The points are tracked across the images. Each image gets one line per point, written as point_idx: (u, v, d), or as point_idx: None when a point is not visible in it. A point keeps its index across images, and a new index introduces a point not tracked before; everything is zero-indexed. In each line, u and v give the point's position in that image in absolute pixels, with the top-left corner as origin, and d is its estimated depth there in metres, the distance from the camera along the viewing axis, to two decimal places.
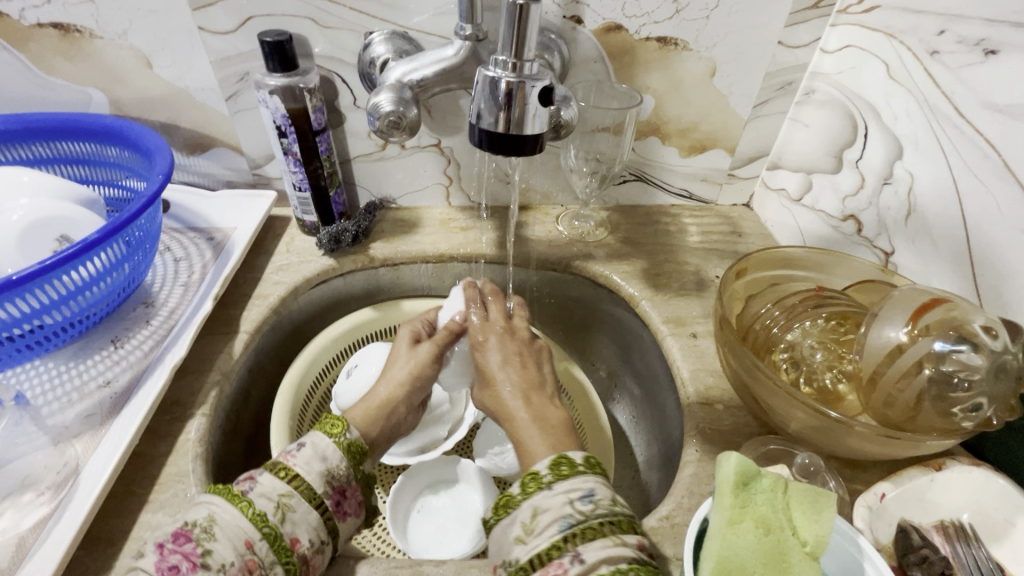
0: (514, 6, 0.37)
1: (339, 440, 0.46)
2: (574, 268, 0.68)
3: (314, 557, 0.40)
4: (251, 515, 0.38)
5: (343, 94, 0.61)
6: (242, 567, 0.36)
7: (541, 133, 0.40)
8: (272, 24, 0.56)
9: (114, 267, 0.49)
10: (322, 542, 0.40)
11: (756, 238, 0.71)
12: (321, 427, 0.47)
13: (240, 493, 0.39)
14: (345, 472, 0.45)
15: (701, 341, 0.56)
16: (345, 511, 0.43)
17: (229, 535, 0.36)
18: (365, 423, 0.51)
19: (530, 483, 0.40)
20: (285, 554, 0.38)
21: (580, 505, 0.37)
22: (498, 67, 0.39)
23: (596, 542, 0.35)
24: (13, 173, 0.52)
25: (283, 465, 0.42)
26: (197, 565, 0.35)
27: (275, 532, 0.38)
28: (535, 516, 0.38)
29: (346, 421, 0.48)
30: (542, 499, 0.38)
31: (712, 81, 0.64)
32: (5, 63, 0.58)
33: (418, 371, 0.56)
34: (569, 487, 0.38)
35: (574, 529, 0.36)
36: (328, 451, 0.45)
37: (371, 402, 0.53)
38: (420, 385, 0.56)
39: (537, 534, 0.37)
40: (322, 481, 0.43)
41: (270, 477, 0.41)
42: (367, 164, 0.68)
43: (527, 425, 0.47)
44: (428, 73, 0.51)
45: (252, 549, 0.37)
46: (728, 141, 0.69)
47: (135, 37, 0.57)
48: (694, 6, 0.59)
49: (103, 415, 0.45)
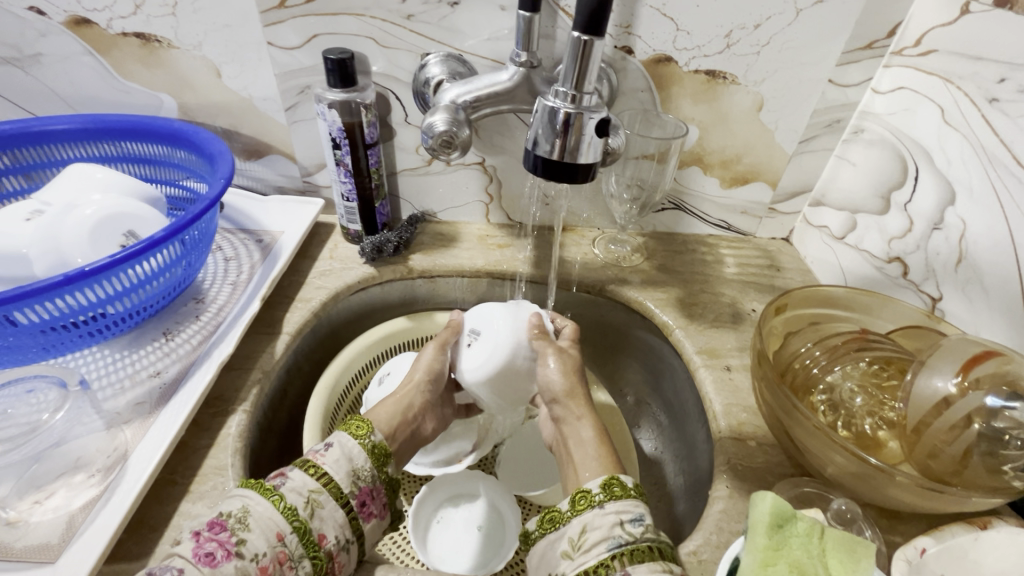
0: (577, 40, 0.36)
1: (365, 441, 0.47)
2: (608, 292, 0.68)
3: (339, 555, 0.41)
4: (282, 509, 0.39)
5: (395, 110, 0.64)
6: (274, 558, 0.37)
7: (594, 162, 0.40)
8: (335, 42, 0.59)
9: (171, 265, 0.52)
10: (348, 541, 0.42)
11: (795, 274, 0.71)
12: (346, 428, 0.48)
13: (271, 487, 0.40)
14: (369, 472, 0.46)
15: (735, 376, 0.56)
16: (370, 512, 0.45)
17: (262, 526, 0.38)
18: (387, 424, 0.53)
19: (580, 500, 0.41)
20: (313, 548, 0.39)
21: (629, 526, 0.38)
22: (557, 97, 0.39)
23: (644, 565, 0.36)
24: (87, 171, 0.56)
25: (312, 463, 0.44)
26: (232, 553, 0.36)
27: (304, 526, 0.40)
28: (583, 533, 0.39)
29: (371, 423, 0.49)
30: (592, 517, 0.40)
31: (759, 115, 0.64)
32: (87, 67, 0.62)
33: (429, 369, 0.57)
34: (620, 508, 0.40)
35: (623, 548, 0.37)
36: (355, 452, 0.46)
37: (389, 403, 0.55)
38: (435, 380, 0.57)
39: (584, 550, 0.39)
40: (349, 480, 0.44)
41: (299, 472, 0.42)
42: (412, 179, 0.70)
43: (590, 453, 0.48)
44: (481, 94, 0.52)
45: (282, 541, 0.38)
46: (771, 174, 0.69)
47: (207, 49, 0.60)
48: (746, 42, 0.59)
49: (153, 403, 0.47)
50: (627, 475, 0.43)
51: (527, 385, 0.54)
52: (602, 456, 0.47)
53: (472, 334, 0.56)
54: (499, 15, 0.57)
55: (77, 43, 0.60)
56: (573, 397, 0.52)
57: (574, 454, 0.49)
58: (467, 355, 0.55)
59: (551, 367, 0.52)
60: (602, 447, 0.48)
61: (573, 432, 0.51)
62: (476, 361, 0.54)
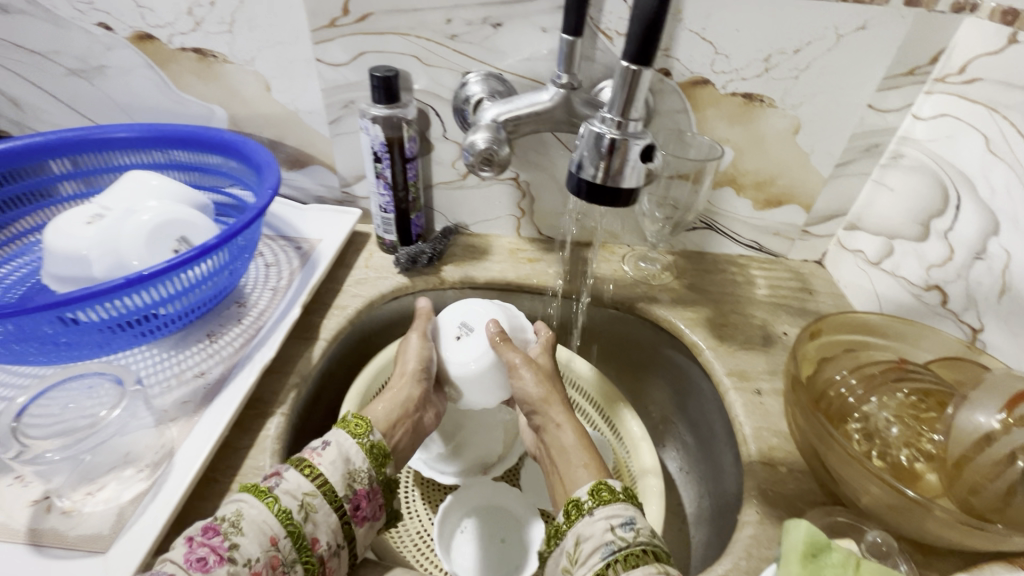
0: (626, 70, 0.37)
1: (363, 442, 0.48)
2: (637, 309, 0.68)
3: (331, 560, 0.42)
4: (276, 512, 0.40)
5: (435, 125, 0.66)
6: (266, 562, 0.38)
7: (637, 186, 0.41)
8: (381, 60, 0.61)
9: (219, 271, 0.54)
10: (339, 546, 0.43)
11: (827, 297, 0.70)
12: (345, 427, 0.49)
13: (266, 489, 0.41)
14: (366, 474, 0.47)
15: (766, 400, 0.55)
16: (363, 516, 0.45)
17: (254, 530, 0.39)
18: (386, 420, 0.52)
19: (572, 511, 0.44)
20: (305, 554, 0.40)
21: (619, 531, 0.40)
22: (603, 122, 0.40)
23: (639, 569, 0.37)
24: (143, 178, 0.58)
25: (308, 463, 0.44)
26: (223, 558, 0.36)
27: (298, 531, 0.40)
28: (578, 544, 0.41)
29: (370, 424, 0.50)
30: (584, 527, 0.42)
31: (795, 138, 0.64)
32: (146, 79, 0.66)
33: (421, 358, 0.57)
34: (609, 514, 0.41)
35: (616, 555, 0.39)
36: (352, 452, 0.47)
37: (386, 396, 0.54)
38: (428, 368, 0.57)
39: (581, 563, 0.40)
40: (344, 483, 0.45)
41: (295, 474, 0.43)
42: (447, 192, 0.72)
43: (576, 457, 0.50)
44: (522, 113, 0.53)
45: (275, 546, 0.39)
46: (805, 197, 0.69)
47: (259, 64, 0.63)
48: (785, 66, 0.59)
49: (198, 403, 0.49)
50: (616, 479, 0.45)
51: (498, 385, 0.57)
52: (588, 463, 0.49)
53: (463, 328, 0.58)
54: (540, 36, 0.59)
55: (139, 57, 0.64)
56: (549, 403, 0.54)
57: (559, 462, 0.51)
58: (455, 348, 0.58)
59: (525, 378, 0.54)
60: (588, 453, 0.50)
61: (555, 440, 0.52)
62: (466, 355, 0.57)
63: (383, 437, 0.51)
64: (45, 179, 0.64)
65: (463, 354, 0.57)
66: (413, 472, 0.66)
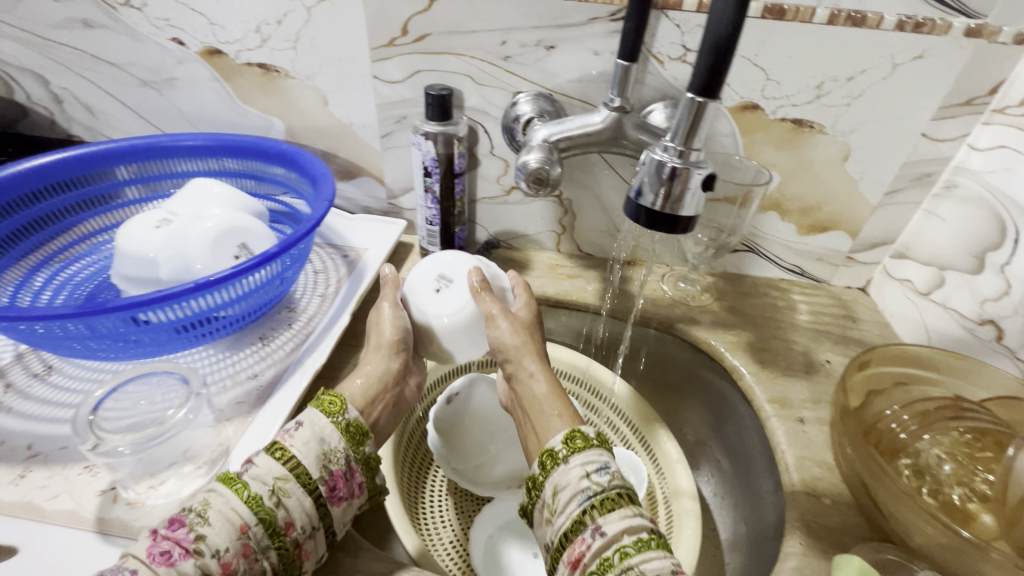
0: (692, 101, 0.38)
1: (338, 420, 0.45)
2: (676, 330, 0.68)
3: (306, 543, 0.40)
4: (245, 498, 0.38)
5: (482, 142, 0.67)
6: (237, 551, 0.36)
7: (695, 213, 0.42)
8: (435, 78, 0.63)
9: (275, 278, 0.56)
10: (315, 528, 0.41)
11: (871, 326, 0.69)
12: (317, 405, 0.46)
13: (234, 475, 0.39)
14: (342, 454, 0.44)
15: (809, 429, 0.55)
16: (341, 496, 0.43)
17: (221, 519, 0.37)
18: (364, 397, 0.49)
19: (547, 461, 0.43)
20: (278, 539, 0.38)
21: (594, 476, 0.40)
22: (665, 151, 0.41)
23: (614, 513, 0.38)
24: (206, 185, 0.61)
25: (279, 446, 0.42)
26: (189, 551, 0.35)
27: (270, 517, 0.38)
28: (556, 494, 0.41)
29: (345, 400, 0.47)
30: (560, 477, 0.42)
31: (844, 165, 0.64)
32: (212, 91, 0.69)
33: (399, 327, 0.54)
34: (585, 460, 0.41)
35: (592, 501, 0.39)
36: (327, 432, 0.44)
37: (364, 371, 0.51)
38: (406, 338, 0.54)
39: (560, 512, 0.40)
40: (319, 464, 0.42)
41: (265, 457, 0.41)
42: (490, 207, 0.73)
43: (546, 408, 0.48)
44: (574, 134, 0.55)
45: (246, 534, 0.37)
46: (852, 223, 0.68)
47: (319, 80, 0.66)
48: (837, 93, 0.59)
49: (251, 404, 0.51)
50: (590, 425, 0.45)
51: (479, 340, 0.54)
52: (561, 411, 0.47)
53: (442, 280, 0.54)
54: (591, 58, 0.60)
55: (207, 70, 0.67)
56: (522, 351, 0.51)
57: (531, 413, 0.49)
58: (434, 302, 0.53)
59: (501, 328, 0.51)
60: (559, 401, 0.48)
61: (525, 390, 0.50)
62: (448, 307, 0.53)
63: (360, 412, 0.48)
64: (109, 184, 0.68)
65: (447, 309, 0.53)
66: (446, 480, 0.67)
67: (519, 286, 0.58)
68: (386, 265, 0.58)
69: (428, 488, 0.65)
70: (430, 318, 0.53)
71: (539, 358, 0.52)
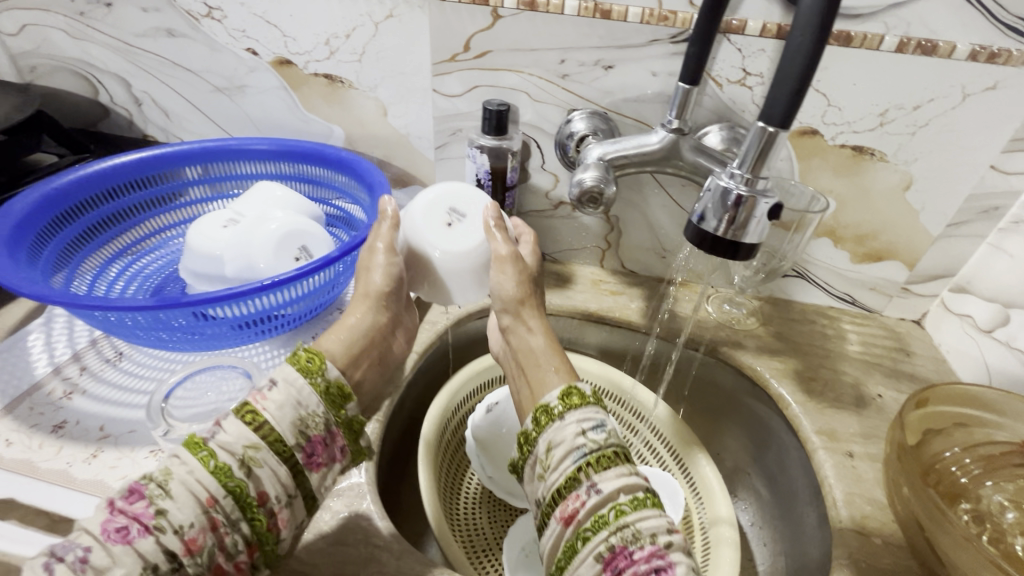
0: (763, 131, 0.38)
1: (316, 382, 0.41)
2: (720, 353, 0.67)
3: (282, 512, 0.38)
4: (211, 468, 0.35)
5: (535, 156, 0.68)
6: (204, 524, 0.34)
7: (757, 240, 0.42)
8: (493, 94, 0.65)
9: (332, 281, 0.59)
10: (291, 496, 0.38)
11: (926, 361, 0.67)
12: (294, 361, 0.41)
13: (200, 442, 0.36)
14: (321, 418, 0.40)
15: (859, 464, 0.53)
16: (319, 462, 0.40)
17: (184, 492, 0.34)
18: (346, 354, 0.45)
19: (542, 417, 0.42)
20: (250, 510, 0.36)
21: (591, 434, 0.39)
22: (732, 178, 0.41)
23: (611, 471, 0.38)
24: (269, 189, 0.64)
25: (251, 408, 0.38)
26: (148, 527, 0.32)
27: (241, 488, 0.35)
28: (549, 451, 0.40)
29: (324, 356, 0.42)
30: (554, 434, 0.40)
31: (905, 194, 0.62)
32: (279, 99, 0.73)
33: (389, 276, 0.50)
34: (581, 418, 0.40)
35: (588, 458, 0.38)
36: (304, 395, 0.40)
37: (347, 324, 0.47)
38: (395, 290, 0.50)
39: (553, 468, 0.39)
40: (295, 431, 0.38)
41: (235, 421, 0.37)
42: (538, 220, 0.74)
43: (546, 362, 0.47)
44: (630, 154, 0.55)
45: (215, 506, 0.34)
46: (910, 254, 0.66)
47: (380, 91, 0.68)
48: (901, 121, 0.58)
49: None
50: (586, 381, 0.44)
51: (484, 282, 0.51)
52: (559, 367, 0.46)
53: (455, 214, 0.51)
54: (649, 79, 0.60)
55: (276, 79, 0.71)
56: (527, 306, 0.49)
57: (526, 367, 0.47)
58: (449, 234, 0.50)
59: (507, 274, 0.49)
60: (558, 355, 0.47)
61: (522, 344, 0.49)
62: (466, 241, 0.49)
63: (341, 372, 0.43)
64: (177, 183, 0.71)
65: (460, 242, 0.49)
66: (481, 486, 0.68)
67: (524, 233, 0.56)
68: (387, 202, 0.52)
69: (464, 491, 0.66)
70: (445, 251, 0.49)
71: (538, 310, 0.50)
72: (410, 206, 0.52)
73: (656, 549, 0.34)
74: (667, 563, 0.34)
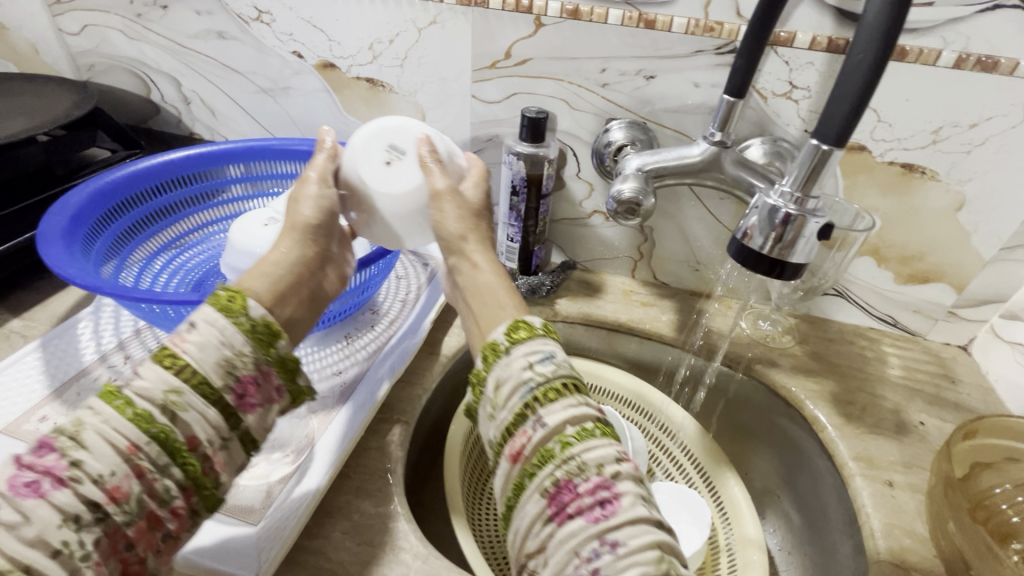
0: (815, 149, 0.38)
1: (240, 320, 0.38)
2: (753, 371, 0.66)
3: (217, 455, 0.35)
4: (130, 416, 0.32)
5: (570, 165, 0.68)
6: (129, 472, 0.31)
7: (803, 260, 0.41)
8: (531, 101, 0.65)
9: (366, 281, 0.59)
10: (226, 439, 0.36)
11: (972, 389, 0.64)
12: (215, 300, 0.38)
13: (115, 390, 0.33)
14: (250, 357, 0.37)
15: (899, 494, 0.51)
16: (253, 403, 0.37)
17: (100, 443, 0.31)
18: (271, 293, 0.43)
19: (489, 355, 0.41)
20: (180, 455, 0.33)
21: (538, 367, 0.38)
22: (779, 197, 0.41)
23: (558, 403, 0.36)
24: None
25: (171, 351, 0.35)
26: (62, 480, 0.30)
27: (166, 433, 0.33)
28: (498, 389, 0.38)
29: (245, 293, 0.40)
30: (502, 370, 0.39)
31: (956, 215, 0.60)
32: (321, 102, 0.74)
33: (321, 209, 0.48)
34: (528, 351, 0.39)
35: (535, 392, 0.37)
36: (228, 335, 0.37)
37: (277, 255, 0.45)
38: (325, 223, 0.48)
39: (502, 406, 0.38)
40: (222, 372, 0.36)
41: (152, 367, 0.34)
42: (570, 228, 0.74)
43: (492, 298, 0.47)
44: (669, 165, 0.54)
45: (138, 454, 0.32)
46: (958, 277, 0.63)
47: (420, 96, 0.69)
48: (955, 139, 0.56)
49: (335, 398, 0.54)
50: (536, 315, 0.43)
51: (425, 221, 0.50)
52: (510, 303, 0.46)
53: (393, 151, 0.49)
54: (691, 90, 0.59)
55: (319, 82, 0.72)
56: (467, 240, 0.49)
57: (475, 305, 0.48)
58: (385, 174, 0.49)
59: (448, 208, 0.48)
60: (510, 292, 0.47)
61: (469, 280, 0.49)
62: (401, 180, 0.48)
63: (269, 312, 0.41)
64: (220, 180, 0.73)
65: (397, 181, 0.48)
66: None
67: (474, 165, 0.55)
68: (326, 134, 0.52)
69: (487, 498, 0.66)
70: (379, 192, 0.48)
71: (488, 249, 0.51)
72: (349, 143, 0.50)
73: (601, 481, 0.33)
74: (613, 495, 0.33)
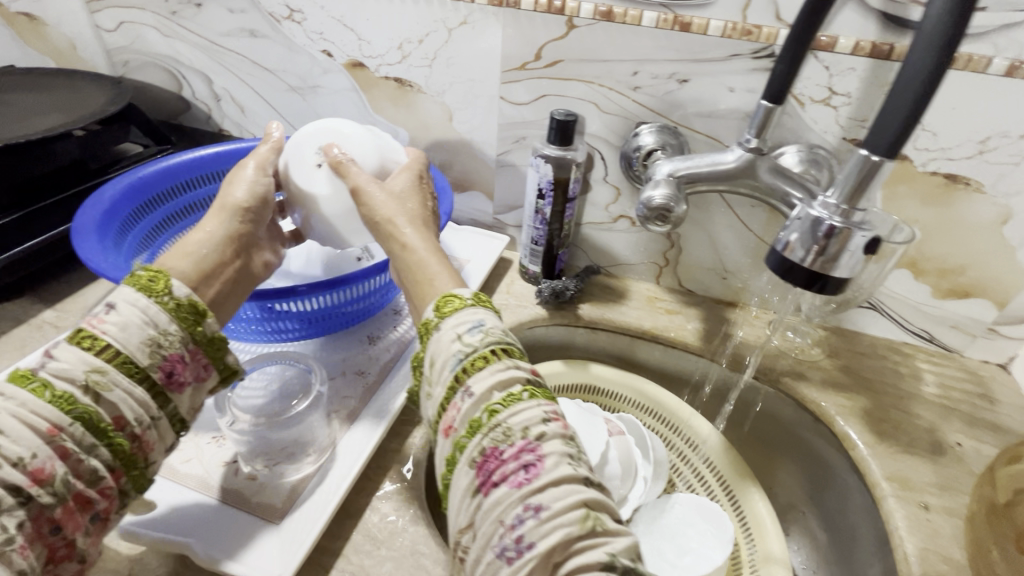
0: (867, 161, 0.36)
1: (163, 301, 0.39)
2: (781, 384, 0.64)
3: (146, 434, 0.37)
4: (49, 399, 0.33)
5: (597, 168, 0.67)
6: (52, 453, 0.33)
7: (847, 273, 0.40)
8: (560, 104, 0.64)
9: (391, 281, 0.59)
10: (155, 419, 0.38)
11: (1013, 410, 0.61)
12: (135, 281, 0.39)
13: (30, 373, 0.34)
14: (177, 336, 0.39)
15: (935, 518, 0.49)
16: (183, 382, 0.40)
17: (18, 426, 0.32)
18: (197, 271, 0.43)
19: (423, 333, 0.41)
20: (107, 436, 0.35)
21: (466, 338, 0.38)
22: (824, 207, 0.39)
23: (485, 370, 0.36)
24: None
25: (91, 334, 0.36)
26: None
27: (89, 413, 0.34)
28: (433, 365, 0.39)
29: (171, 275, 0.41)
30: (435, 347, 0.39)
31: (1001, 229, 0.57)
32: (349, 101, 0.74)
33: (254, 193, 0.50)
34: (458, 324, 0.39)
35: (463, 363, 0.37)
36: (153, 314, 0.39)
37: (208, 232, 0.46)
38: (257, 208, 0.50)
39: (438, 380, 0.38)
40: (148, 350, 0.38)
41: (70, 349, 0.35)
42: (595, 232, 0.73)
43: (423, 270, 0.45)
44: (702, 171, 0.53)
45: (60, 434, 0.33)
46: (1000, 293, 0.61)
47: (447, 97, 0.69)
48: (1004, 150, 0.53)
49: (358, 398, 0.55)
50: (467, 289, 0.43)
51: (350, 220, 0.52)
52: (446, 276, 0.45)
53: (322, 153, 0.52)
54: (726, 95, 0.58)
55: (348, 81, 0.72)
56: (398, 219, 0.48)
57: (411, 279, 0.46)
58: (311, 175, 0.51)
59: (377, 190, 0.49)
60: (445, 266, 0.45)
61: (401, 260, 0.47)
62: (323, 183, 0.51)
63: (195, 291, 0.42)
64: None
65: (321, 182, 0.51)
66: None
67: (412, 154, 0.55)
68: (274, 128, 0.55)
69: None
70: (304, 193, 0.51)
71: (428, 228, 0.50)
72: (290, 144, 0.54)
73: (526, 443, 0.33)
74: (537, 457, 0.32)
